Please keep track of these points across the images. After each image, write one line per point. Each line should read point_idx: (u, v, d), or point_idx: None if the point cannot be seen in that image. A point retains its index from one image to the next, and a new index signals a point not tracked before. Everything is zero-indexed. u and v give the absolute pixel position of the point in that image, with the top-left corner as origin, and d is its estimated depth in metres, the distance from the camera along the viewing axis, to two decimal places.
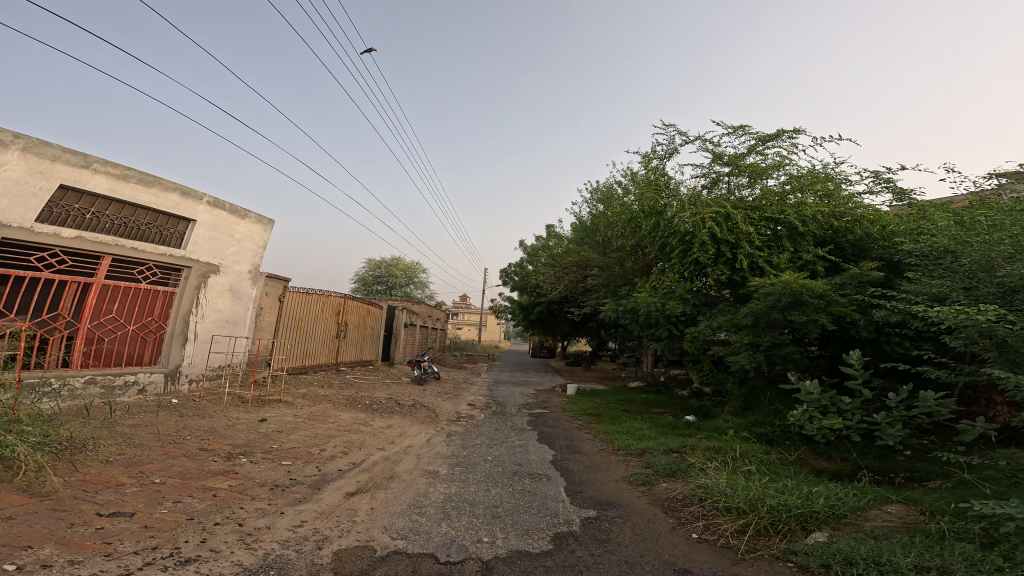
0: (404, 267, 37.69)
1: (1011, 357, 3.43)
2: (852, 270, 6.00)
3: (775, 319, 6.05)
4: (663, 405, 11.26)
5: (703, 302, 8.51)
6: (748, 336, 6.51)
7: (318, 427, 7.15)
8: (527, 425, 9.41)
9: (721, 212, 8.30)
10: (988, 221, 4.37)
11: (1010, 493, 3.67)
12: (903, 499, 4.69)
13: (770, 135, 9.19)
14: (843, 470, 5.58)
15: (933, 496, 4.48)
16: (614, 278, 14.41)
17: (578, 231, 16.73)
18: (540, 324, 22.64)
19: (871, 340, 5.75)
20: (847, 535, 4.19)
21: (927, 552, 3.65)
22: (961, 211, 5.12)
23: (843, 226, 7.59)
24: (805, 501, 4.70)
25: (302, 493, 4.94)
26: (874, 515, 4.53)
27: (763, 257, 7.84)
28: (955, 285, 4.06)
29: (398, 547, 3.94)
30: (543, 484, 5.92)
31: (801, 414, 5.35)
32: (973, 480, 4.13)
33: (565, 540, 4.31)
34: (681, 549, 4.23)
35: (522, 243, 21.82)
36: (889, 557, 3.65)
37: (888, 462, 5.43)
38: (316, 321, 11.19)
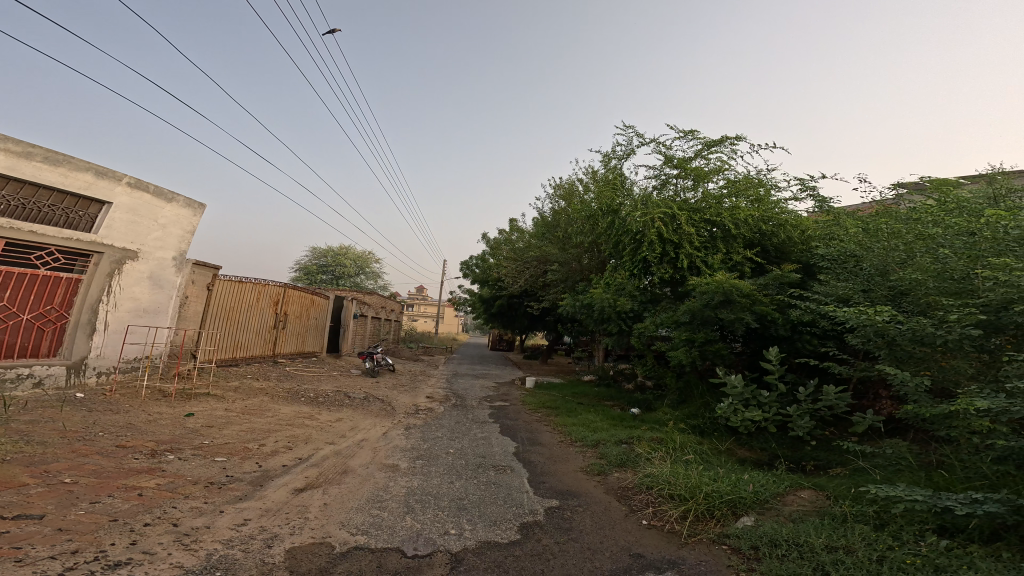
0: (353, 256, 36.65)
1: (895, 353, 3.77)
2: (773, 272, 6.36)
3: (707, 317, 6.35)
4: (613, 398, 11.63)
5: (649, 299, 8.79)
6: (684, 332, 6.75)
7: (255, 422, 6.85)
8: (489, 417, 9.42)
9: (668, 213, 8.59)
10: (887, 229, 4.76)
11: (895, 478, 4.05)
12: (812, 485, 5.06)
13: (715, 141, 9.59)
14: (762, 459, 5.96)
15: (835, 482, 4.86)
16: (573, 274, 14.61)
17: (539, 226, 16.74)
18: (500, 318, 22.69)
19: (787, 338, 6.13)
20: (770, 519, 4.46)
21: (835, 534, 3.90)
22: (869, 218, 5.52)
23: (771, 230, 8.05)
24: (734, 488, 4.97)
25: (243, 490, 4.74)
26: (791, 500, 4.84)
27: (701, 257, 8.17)
28: (855, 287, 4.42)
29: (358, 543, 3.86)
30: (507, 476, 5.95)
31: (726, 406, 5.64)
32: (867, 468, 4.52)
33: (531, 529, 4.38)
34: (634, 535, 4.36)
35: (485, 236, 21.68)
36: (806, 538, 3.90)
37: (799, 451, 5.88)
38: (250, 311, 10.73)
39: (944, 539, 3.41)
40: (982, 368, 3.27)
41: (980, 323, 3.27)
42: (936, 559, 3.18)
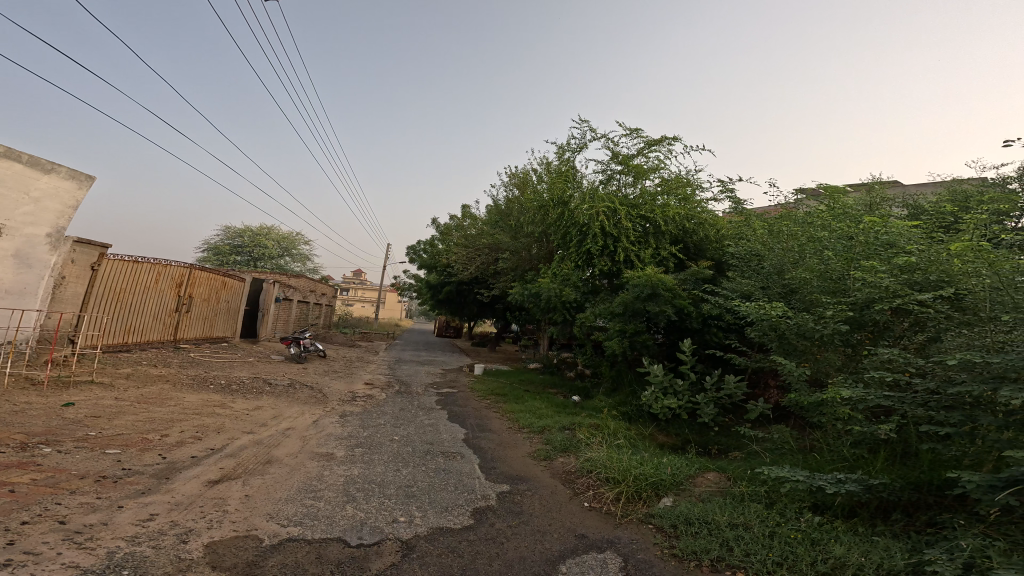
0: (275, 237, 34.39)
1: (784, 344, 4.19)
2: (692, 268, 6.67)
3: (638, 309, 6.56)
4: (557, 385, 11.84)
5: (588, 291, 8.87)
6: (618, 323, 6.89)
7: (153, 412, 6.22)
8: (436, 403, 8.92)
9: (611, 208, 8.76)
10: (786, 230, 5.17)
11: (779, 460, 4.46)
12: (716, 468, 5.33)
13: (656, 140, 9.89)
14: (676, 444, 6.29)
15: (734, 464, 5.21)
16: (524, 263, 14.53)
17: (492, 214, 16.45)
18: (448, 304, 22.35)
19: (698, 331, 6.49)
20: (685, 500, 4.54)
21: (734, 511, 3.91)
22: (776, 220, 5.85)
23: (693, 228, 8.47)
24: (655, 470, 5.04)
25: (146, 484, 4.15)
26: (700, 481, 5.03)
27: (635, 252, 8.42)
28: (756, 284, 4.83)
29: (291, 535, 3.57)
30: (457, 462, 5.65)
31: (649, 394, 5.87)
32: (759, 451, 4.88)
33: (484, 514, 4.26)
34: (578, 516, 4.35)
35: (434, 221, 21.15)
36: (712, 516, 3.91)
37: (704, 436, 6.30)
38: (146, 293, 9.77)
39: (815, 515, 3.63)
40: (847, 360, 3.81)
41: (849, 319, 3.75)
42: (813, 534, 3.37)
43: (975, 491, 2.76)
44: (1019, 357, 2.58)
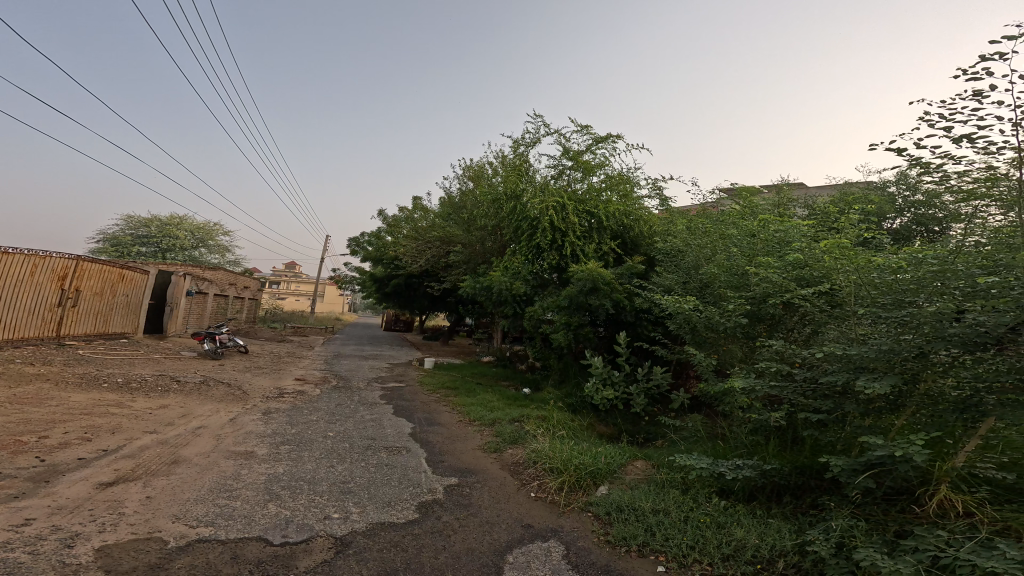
0: (188, 228, 31.77)
1: (697, 336, 4.59)
2: (626, 264, 6.92)
3: (581, 303, 6.64)
4: (509, 378, 11.81)
5: (538, 286, 8.81)
6: (563, 316, 6.91)
7: (28, 412, 5.56)
8: (378, 399, 8.54)
9: (560, 202, 8.77)
10: (705, 228, 5.51)
11: (692, 447, 4.74)
12: (644, 456, 5.44)
13: (602, 137, 10.04)
14: (611, 433, 6.44)
15: (660, 451, 5.42)
16: (475, 256, 14.29)
17: (446, 207, 16.08)
18: (398, 297, 21.73)
19: (632, 324, 6.71)
20: (618, 488, 4.54)
21: (657, 497, 4.05)
22: (700, 217, 6.12)
23: (631, 224, 8.71)
24: (593, 459, 5.01)
25: (20, 489, 3.68)
26: (632, 469, 5.07)
27: (580, 246, 8.50)
28: (677, 279, 5.15)
29: (203, 535, 3.23)
30: (402, 457, 5.26)
31: (590, 385, 5.92)
32: (676, 440, 5.15)
33: (430, 507, 4.04)
34: (524, 507, 4.28)
35: (381, 213, 20.43)
36: (638, 503, 3.99)
37: (637, 425, 6.53)
38: (18, 286, 8.71)
39: (721, 499, 3.84)
40: (748, 353, 4.21)
41: (749, 313, 4.14)
42: (719, 518, 3.55)
43: (842, 475, 3.05)
44: (875, 349, 2.98)
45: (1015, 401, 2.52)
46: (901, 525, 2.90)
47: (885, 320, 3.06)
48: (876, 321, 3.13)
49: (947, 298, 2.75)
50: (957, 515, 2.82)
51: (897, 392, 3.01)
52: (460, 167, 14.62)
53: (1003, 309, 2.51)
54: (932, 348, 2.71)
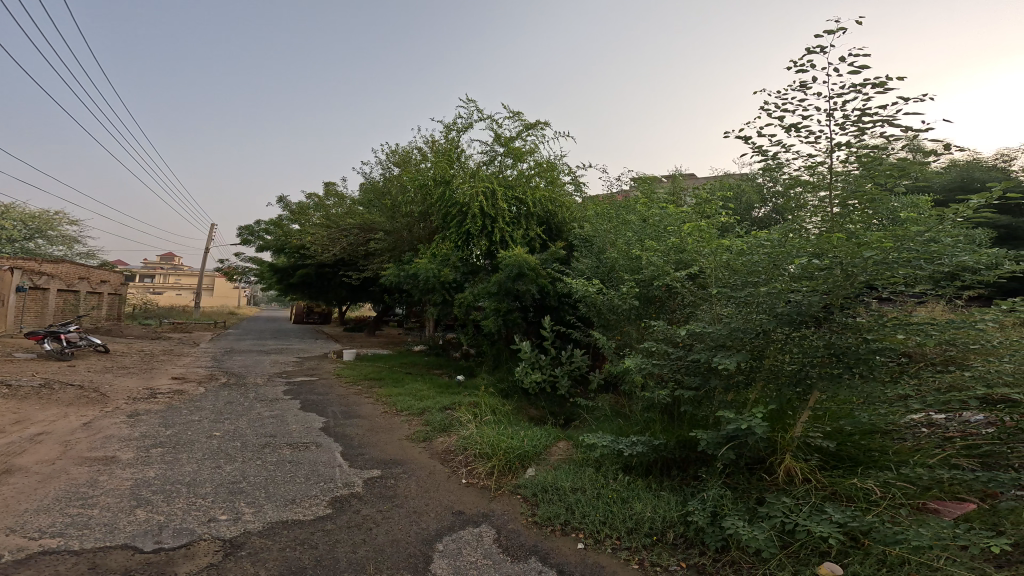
0: (19, 218, 26.92)
1: (604, 319, 4.85)
2: (549, 250, 7.06)
3: (509, 289, 6.64)
4: (443, 366, 11.62)
5: (469, 272, 8.55)
6: (493, 302, 6.80)
7: None
8: (283, 395, 7.96)
9: (490, 188, 8.67)
10: (619, 214, 5.74)
11: (606, 426, 4.96)
12: (566, 437, 5.51)
13: (532, 123, 10.00)
14: (544, 416, 6.54)
15: (580, 430, 5.60)
16: (398, 244, 13.55)
17: (367, 192, 15.25)
18: (309, 288, 20.04)
19: (555, 308, 6.88)
20: (546, 468, 4.58)
21: (578, 476, 4.16)
22: (608, 203, 6.35)
23: (556, 210, 8.86)
24: (520, 442, 4.98)
25: None
26: (556, 450, 5.11)
27: (509, 233, 8.47)
28: (591, 264, 5.37)
29: (51, 547, 2.79)
30: (310, 452, 4.96)
31: (519, 370, 5.92)
32: (594, 421, 5.36)
33: (347, 501, 3.82)
34: (456, 493, 4.20)
35: (282, 198, 18.90)
36: (560, 482, 4.07)
37: (564, 407, 6.71)
38: None
39: (627, 474, 4.07)
40: (641, 332, 4.46)
41: (640, 295, 4.41)
42: (623, 493, 3.76)
43: (709, 448, 3.35)
44: (724, 329, 3.20)
45: (829, 374, 2.94)
46: (760, 492, 3.29)
47: (734, 300, 3.31)
48: (732, 303, 3.33)
49: (779, 280, 3.07)
50: (799, 481, 3.24)
51: (748, 367, 3.27)
52: (384, 150, 13.67)
53: (815, 289, 2.90)
54: (770, 327, 3.00)
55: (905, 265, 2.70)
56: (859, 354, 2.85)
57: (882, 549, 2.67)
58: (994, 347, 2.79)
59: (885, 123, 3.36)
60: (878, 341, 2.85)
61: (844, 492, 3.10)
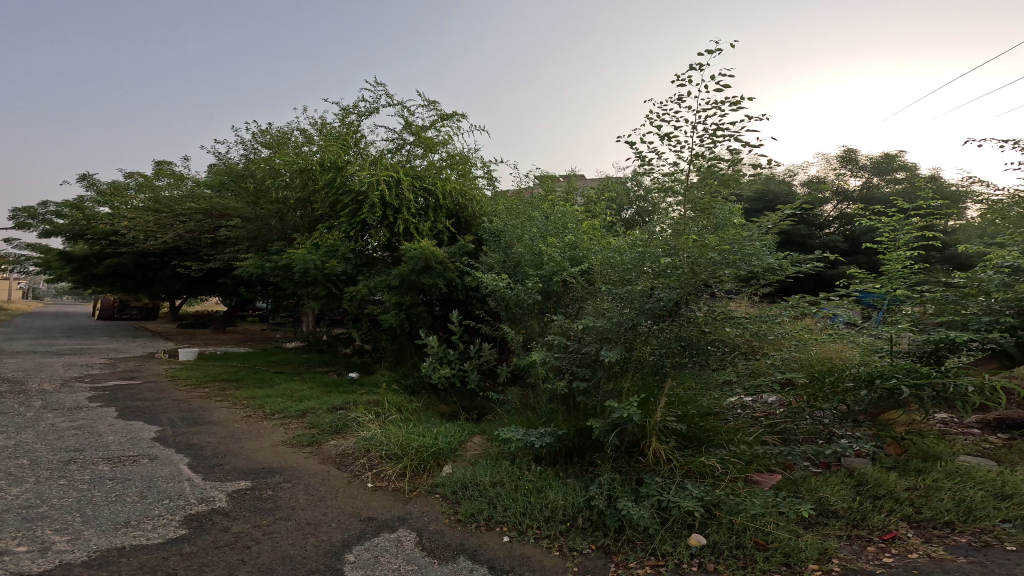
0: None
1: (511, 313, 4.86)
2: (458, 244, 7.00)
3: (413, 282, 6.50)
4: (326, 364, 9.97)
5: (365, 263, 8.22)
6: (394, 296, 6.60)
7: None
8: (92, 402, 6.77)
9: (394, 177, 8.17)
10: (525, 210, 5.81)
11: (518, 418, 5.00)
12: (480, 431, 5.31)
13: (446, 114, 9.73)
14: (454, 411, 6.41)
15: (493, 422, 5.57)
16: (262, 233, 11.41)
17: (220, 174, 11.94)
18: (122, 279, 15.43)
19: (463, 301, 6.82)
20: (463, 464, 4.40)
21: (498, 469, 4.07)
22: (517, 200, 6.47)
23: (466, 204, 8.62)
24: (433, 438, 4.72)
25: None
26: (473, 444, 4.90)
27: (415, 224, 8.04)
28: (498, 257, 5.38)
29: None
30: (143, 465, 4.40)
31: (426, 365, 5.74)
32: (507, 415, 5.33)
33: (206, 519, 3.46)
34: (361, 499, 3.93)
35: (82, 175, 15.35)
36: (480, 478, 3.96)
37: (474, 401, 6.61)
38: None
39: (539, 464, 4.10)
40: (542, 326, 4.58)
41: (542, 290, 4.56)
42: (538, 483, 3.79)
43: (600, 434, 3.50)
44: (612, 321, 3.33)
45: (679, 365, 3.30)
46: (639, 474, 3.54)
47: (613, 294, 3.47)
48: (612, 296, 3.47)
49: (646, 275, 3.31)
50: (663, 461, 3.54)
51: (624, 359, 3.48)
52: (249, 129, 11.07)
53: (670, 285, 3.22)
54: (639, 320, 3.24)
55: (732, 265, 3.14)
56: (699, 345, 3.24)
57: (729, 518, 3.13)
58: (780, 338, 3.34)
59: (738, 140, 3.74)
60: (712, 333, 3.22)
61: (697, 469, 3.48)
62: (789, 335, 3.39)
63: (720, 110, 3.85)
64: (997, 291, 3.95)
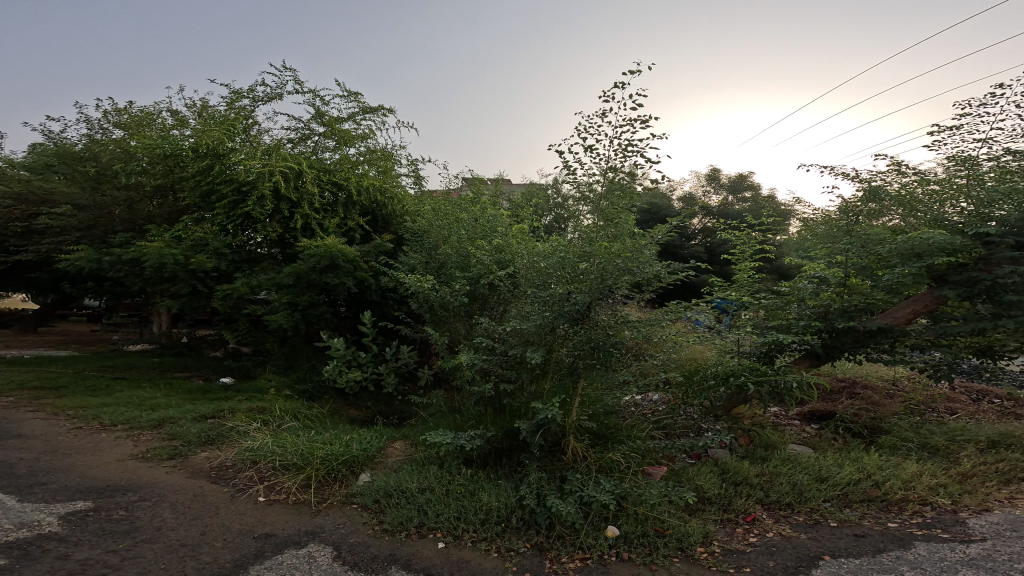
0: None
1: (435, 315, 4.80)
2: (373, 243, 6.77)
3: (313, 281, 6.16)
4: (188, 369, 8.13)
5: (246, 260, 7.08)
6: (286, 295, 6.19)
7: None
8: None
9: (293, 169, 7.08)
10: (450, 211, 5.74)
11: (441, 422, 4.97)
12: (402, 436, 5.18)
13: (368, 107, 8.83)
14: (365, 417, 6.16)
15: (415, 428, 5.40)
16: (99, 222, 9.17)
17: (49, 153, 10.00)
18: None
19: (377, 302, 6.65)
20: (381, 472, 4.26)
21: (423, 474, 4.00)
22: (443, 201, 6.39)
23: (386, 202, 7.69)
24: (344, 447, 4.49)
25: None
26: (392, 450, 4.77)
27: (318, 220, 7.02)
28: (421, 258, 5.30)
29: None
30: None
31: (331, 369, 5.45)
32: (431, 419, 5.23)
33: (37, 546, 3.06)
34: (254, 515, 3.67)
35: None
36: (406, 484, 3.86)
37: (391, 405, 6.44)
38: None
39: (464, 467, 4.06)
40: (468, 329, 4.59)
41: (469, 292, 4.61)
42: (471, 486, 3.75)
43: (527, 435, 3.54)
44: (538, 324, 3.44)
45: (590, 365, 3.47)
46: (564, 471, 3.65)
47: (535, 298, 3.57)
48: (535, 299, 3.59)
49: (565, 281, 3.44)
50: (581, 458, 3.70)
51: (545, 361, 3.60)
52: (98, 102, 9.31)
53: (583, 289, 3.36)
54: (557, 323, 3.37)
55: (630, 272, 3.38)
56: (605, 347, 3.42)
57: (637, 508, 3.32)
58: (661, 340, 3.60)
59: (646, 158, 4.06)
60: (615, 336, 3.44)
61: (611, 465, 3.66)
62: (668, 337, 3.68)
63: (633, 128, 4.15)
64: (809, 298, 4.81)
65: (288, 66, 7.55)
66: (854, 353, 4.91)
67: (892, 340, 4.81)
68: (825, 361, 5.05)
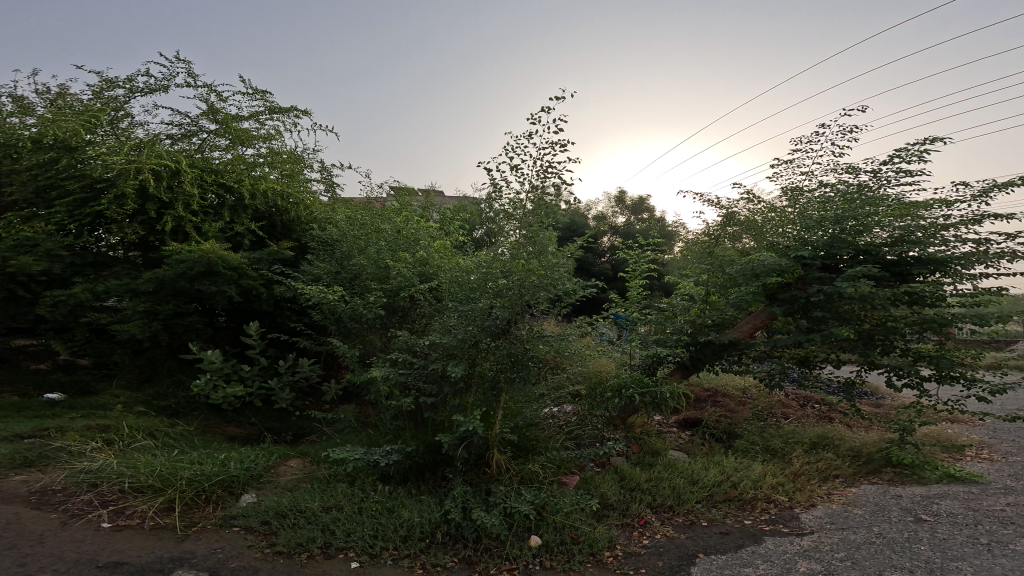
0: None
1: (342, 326, 4.64)
2: (268, 249, 6.36)
3: (187, 289, 5.69)
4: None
5: (90, 263, 6.25)
6: (144, 302, 5.61)
7: None
8: None
9: (168, 167, 6.45)
10: (360, 219, 5.52)
11: (348, 439, 4.79)
12: (297, 454, 4.88)
13: (279, 107, 8.39)
14: (251, 434, 5.66)
15: (316, 446, 5.08)
16: None
17: None
18: None
19: (269, 313, 6.30)
20: (269, 492, 3.99)
21: (326, 493, 3.80)
22: (362, 209, 6.22)
23: (287, 207, 7.31)
24: (217, 466, 4.10)
25: None
26: (283, 470, 4.45)
27: (197, 223, 6.38)
28: (331, 267, 5.11)
29: None
30: None
31: (204, 382, 5.06)
32: (341, 434, 4.98)
33: None
34: (99, 543, 3.25)
35: None
36: (307, 503, 3.64)
37: (284, 421, 6.03)
38: None
39: (383, 484, 3.89)
40: (384, 342, 4.50)
41: (386, 305, 4.52)
42: (388, 503, 3.60)
43: (448, 448, 3.49)
44: (462, 337, 3.46)
45: (511, 378, 3.54)
46: (490, 484, 3.63)
47: (459, 313, 3.58)
48: (459, 314, 3.59)
49: (489, 295, 3.49)
50: (504, 470, 3.71)
51: (467, 375, 3.61)
52: None
53: (505, 304, 3.44)
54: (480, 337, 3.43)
55: (545, 288, 3.51)
56: (522, 360, 3.51)
57: (556, 516, 3.39)
58: (572, 354, 3.71)
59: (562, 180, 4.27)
60: (531, 349, 3.52)
61: (532, 476, 3.71)
62: (579, 351, 3.80)
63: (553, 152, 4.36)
64: (681, 314, 5.27)
65: (179, 58, 6.91)
66: (713, 364, 5.33)
67: (739, 353, 5.26)
68: (692, 372, 5.42)
